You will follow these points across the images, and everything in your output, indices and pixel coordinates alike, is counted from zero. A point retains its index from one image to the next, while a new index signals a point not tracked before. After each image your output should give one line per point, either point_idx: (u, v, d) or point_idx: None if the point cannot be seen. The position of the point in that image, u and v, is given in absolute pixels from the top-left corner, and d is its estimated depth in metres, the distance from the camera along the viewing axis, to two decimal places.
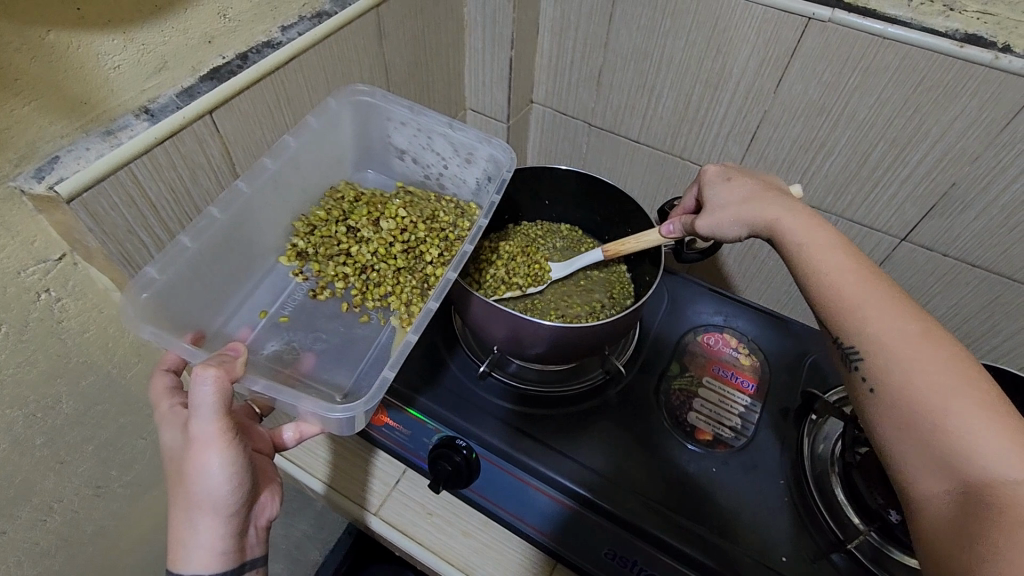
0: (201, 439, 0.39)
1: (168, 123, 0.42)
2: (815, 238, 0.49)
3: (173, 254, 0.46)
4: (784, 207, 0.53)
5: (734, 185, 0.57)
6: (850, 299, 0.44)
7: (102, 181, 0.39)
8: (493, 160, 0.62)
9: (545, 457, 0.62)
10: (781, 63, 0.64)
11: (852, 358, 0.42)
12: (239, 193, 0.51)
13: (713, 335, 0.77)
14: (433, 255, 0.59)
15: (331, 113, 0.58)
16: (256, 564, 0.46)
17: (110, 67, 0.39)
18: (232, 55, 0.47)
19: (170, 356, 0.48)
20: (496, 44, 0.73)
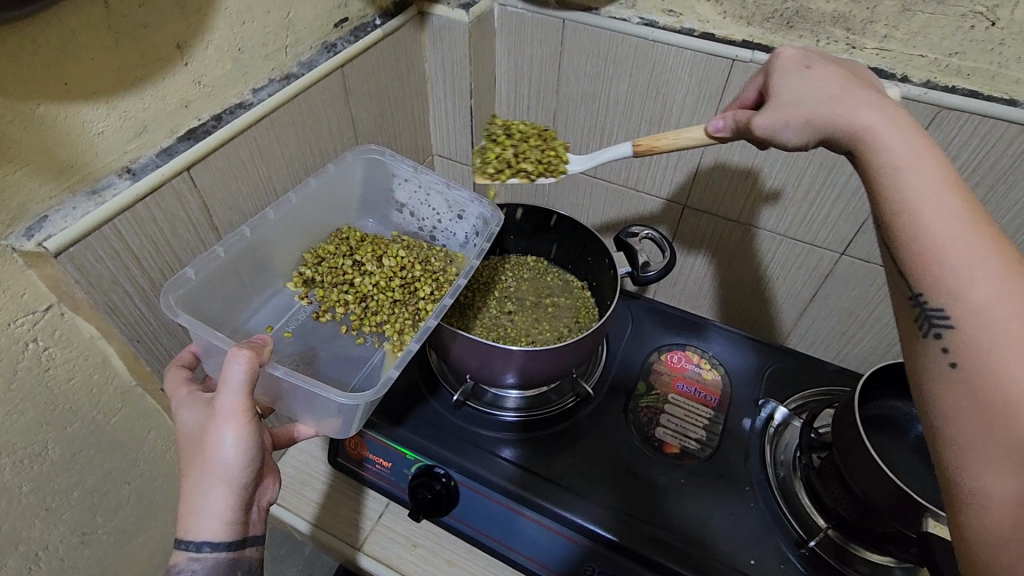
0: (224, 412, 0.44)
1: (149, 181, 0.46)
2: (922, 156, 0.39)
3: (206, 260, 0.53)
4: (881, 109, 0.43)
5: (814, 74, 0.49)
6: (956, 257, 0.34)
7: (87, 236, 0.42)
8: (481, 218, 0.69)
9: (545, 492, 0.64)
10: (714, 100, 0.70)
11: (935, 322, 0.35)
12: (266, 218, 0.59)
13: (676, 352, 0.81)
14: (427, 290, 0.66)
15: (346, 165, 0.68)
16: (256, 541, 0.49)
17: (95, 133, 0.43)
18: (207, 116, 0.51)
19: (184, 352, 0.52)
20: (457, 95, 0.79)
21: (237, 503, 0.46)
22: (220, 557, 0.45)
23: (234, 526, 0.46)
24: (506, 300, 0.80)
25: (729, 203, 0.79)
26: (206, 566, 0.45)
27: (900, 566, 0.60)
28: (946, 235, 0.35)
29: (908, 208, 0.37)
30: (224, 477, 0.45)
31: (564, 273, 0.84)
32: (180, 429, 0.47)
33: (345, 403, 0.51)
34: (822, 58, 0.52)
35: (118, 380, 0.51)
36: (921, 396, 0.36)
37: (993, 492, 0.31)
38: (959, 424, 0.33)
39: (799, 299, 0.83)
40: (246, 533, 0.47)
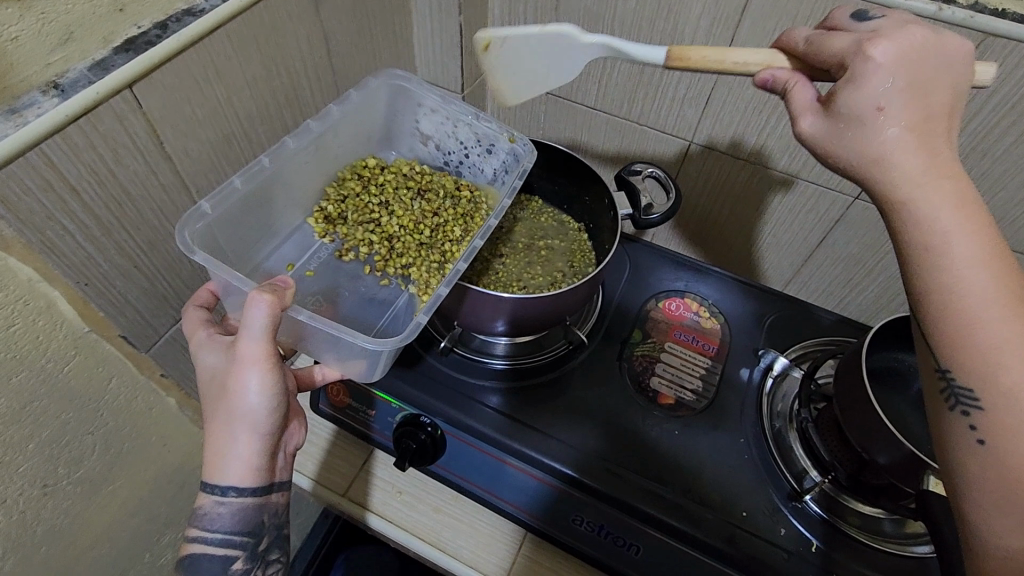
0: (247, 357, 0.42)
1: (82, 99, 0.39)
2: (963, 228, 0.36)
3: (224, 192, 0.52)
4: (953, 199, 0.37)
5: (907, 98, 0.37)
6: (983, 340, 0.35)
7: (5, 165, 0.36)
8: (512, 153, 0.67)
9: (526, 436, 0.62)
10: (732, 21, 0.63)
11: (963, 399, 0.36)
12: (285, 146, 0.58)
13: (674, 300, 0.77)
14: (457, 233, 0.67)
15: (371, 89, 0.66)
16: (283, 486, 0.50)
17: (8, 39, 0.37)
18: (149, 25, 0.44)
19: (202, 293, 0.53)
20: (444, 11, 0.71)
21: (263, 448, 0.46)
22: (245, 501, 0.46)
23: (257, 472, 0.46)
24: (497, 243, 0.75)
25: (737, 140, 0.73)
26: (231, 510, 0.46)
27: (889, 518, 0.60)
28: (981, 331, 0.35)
29: (944, 296, 0.36)
30: (248, 423, 0.44)
31: (560, 214, 0.79)
32: (200, 372, 0.46)
33: (370, 348, 0.49)
34: (920, 45, 0.38)
35: (69, 327, 0.46)
36: (943, 447, 0.39)
37: (1011, 543, 0.35)
38: (984, 484, 0.36)
39: (805, 246, 0.79)
40: (271, 478, 0.48)
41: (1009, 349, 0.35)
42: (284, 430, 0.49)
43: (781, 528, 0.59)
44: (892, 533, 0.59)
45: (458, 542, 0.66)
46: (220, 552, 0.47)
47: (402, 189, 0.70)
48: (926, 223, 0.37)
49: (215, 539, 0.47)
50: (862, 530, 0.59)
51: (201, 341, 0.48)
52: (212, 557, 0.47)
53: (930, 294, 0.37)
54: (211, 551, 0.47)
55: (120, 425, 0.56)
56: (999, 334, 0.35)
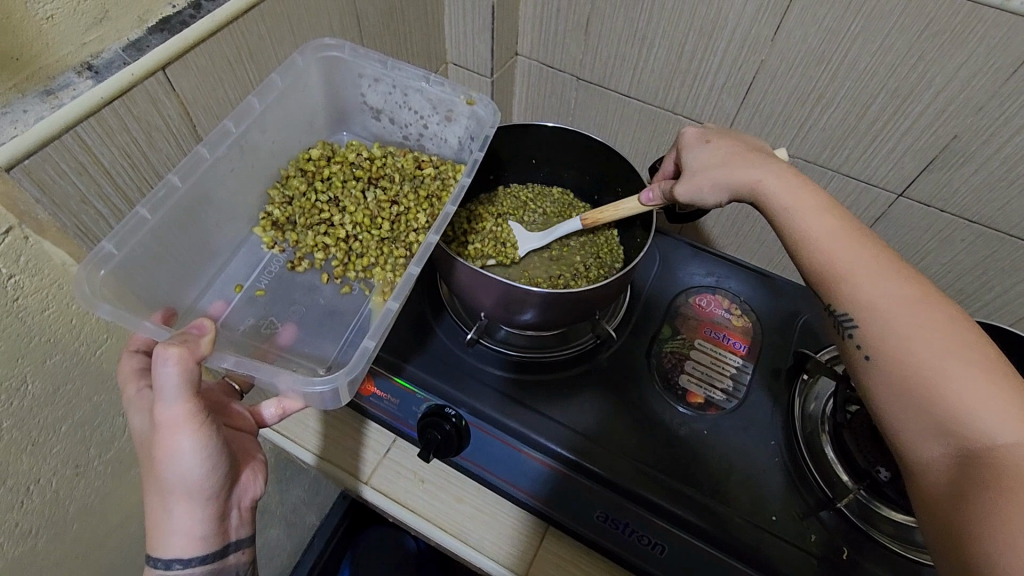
0: (165, 425, 0.40)
1: (117, 81, 0.39)
2: (796, 197, 0.49)
3: (131, 227, 0.44)
4: (772, 169, 0.52)
5: (713, 145, 0.56)
6: (841, 268, 0.44)
7: (44, 148, 0.36)
8: (475, 117, 0.61)
9: (537, 425, 0.61)
10: (780, 8, 0.60)
11: (846, 326, 0.43)
12: (201, 158, 0.48)
13: (705, 296, 0.75)
14: (421, 219, 0.60)
15: (297, 70, 0.55)
16: (241, 544, 0.48)
17: (43, 18, 0.35)
18: (183, 4, 0.43)
19: (138, 336, 0.48)
20: None
21: (205, 514, 0.44)
22: (195, 569, 0.44)
23: (205, 541, 0.45)
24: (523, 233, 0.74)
25: (776, 132, 0.70)
26: None
27: None
28: (824, 250, 0.46)
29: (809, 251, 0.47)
30: (182, 491, 0.42)
31: (590, 207, 0.77)
32: (133, 435, 0.44)
33: (319, 389, 0.44)
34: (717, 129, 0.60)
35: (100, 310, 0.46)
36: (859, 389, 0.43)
37: (925, 454, 0.37)
38: (884, 396, 0.40)
39: None
40: (226, 539, 0.46)
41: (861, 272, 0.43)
42: (235, 487, 0.47)
43: (811, 534, 0.58)
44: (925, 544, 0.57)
45: (479, 533, 0.66)
46: None
47: (351, 184, 0.62)
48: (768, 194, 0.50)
49: None
50: (891, 538, 0.58)
51: (133, 397, 0.45)
52: None
53: (793, 243, 0.48)
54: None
55: None
56: (851, 259, 0.44)
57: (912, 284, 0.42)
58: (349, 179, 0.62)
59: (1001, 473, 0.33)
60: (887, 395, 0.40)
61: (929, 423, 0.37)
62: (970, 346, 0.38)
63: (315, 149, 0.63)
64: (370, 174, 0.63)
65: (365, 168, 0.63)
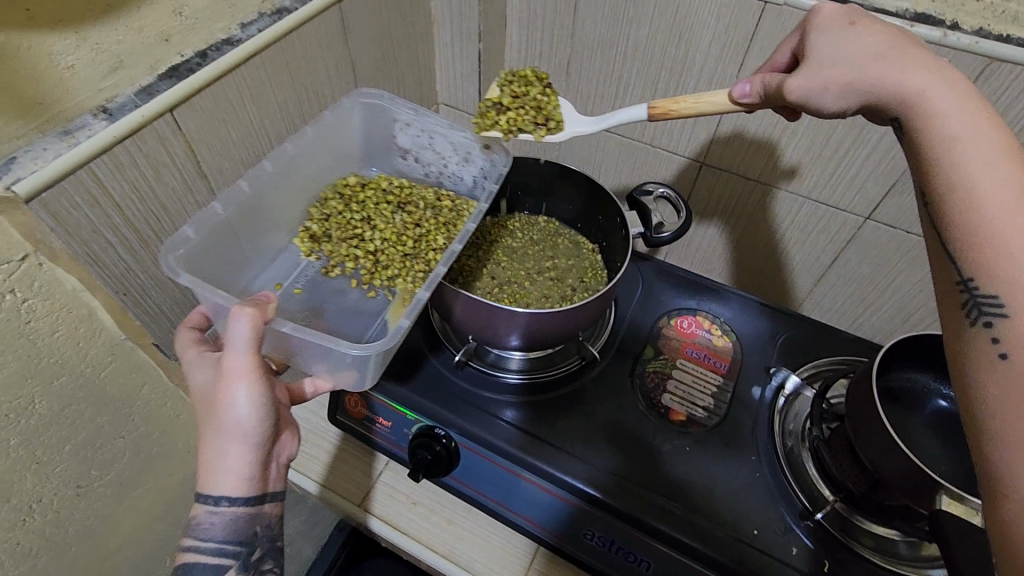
0: (230, 370, 0.42)
1: (129, 122, 0.42)
2: (973, 121, 0.37)
3: (206, 217, 0.52)
4: (927, 74, 0.41)
5: (864, 38, 0.46)
6: (1005, 228, 0.33)
7: (60, 181, 0.39)
8: (488, 160, 0.66)
9: (542, 454, 0.63)
10: (742, 48, 0.65)
11: (983, 306, 0.33)
12: (263, 171, 0.57)
13: (686, 318, 0.78)
14: (440, 241, 0.65)
15: (342, 111, 0.64)
16: (275, 497, 0.48)
17: (65, 67, 0.40)
18: (191, 53, 0.47)
19: (194, 315, 0.52)
20: (464, 38, 0.74)
21: (254, 459, 0.45)
22: (237, 512, 0.45)
23: (251, 482, 0.45)
24: (509, 260, 0.77)
25: (749, 161, 0.74)
26: (224, 519, 0.44)
27: (905, 540, 0.60)
28: (995, 220, 0.33)
29: (960, 194, 0.35)
30: (237, 435, 0.43)
31: (575, 234, 0.81)
32: (192, 388, 0.46)
33: (354, 354, 0.48)
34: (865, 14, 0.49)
35: (105, 334, 0.48)
36: (960, 393, 0.34)
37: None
38: (998, 411, 0.31)
39: (818, 266, 0.80)
40: (264, 488, 0.47)
41: None
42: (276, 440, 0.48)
43: (793, 547, 0.59)
44: (908, 557, 0.59)
45: (471, 555, 0.67)
46: (214, 561, 0.45)
47: (385, 205, 0.68)
48: (935, 116, 0.39)
49: (209, 548, 0.45)
50: (874, 552, 0.59)
51: (193, 360, 0.48)
52: (206, 565, 0.44)
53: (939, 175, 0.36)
54: (205, 560, 0.44)
55: (150, 431, 0.58)
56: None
57: None
58: (384, 200, 0.68)
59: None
60: (1009, 412, 0.30)
61: None
62: None
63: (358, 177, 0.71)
64: (401, 196, 0.69)
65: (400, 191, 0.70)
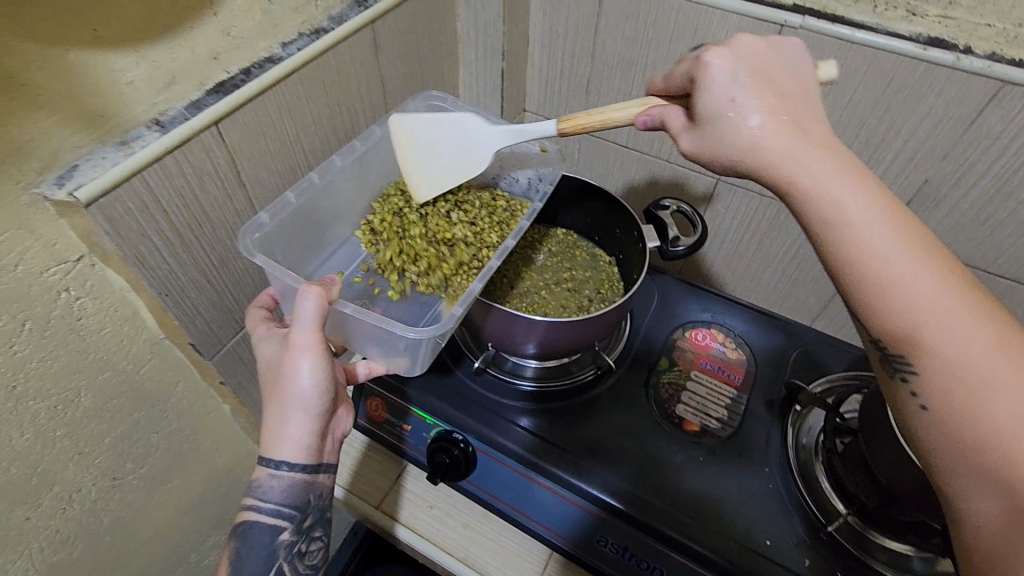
0: (298, 347, 0.48)
1: (179, 133, 0.45)
2: (859, 206, 0.39)
3: (279, 207, 0.57)
4: (813, 156, 0.41)
5: (747, 101, 0.43)
6: (907, 310, 0.36)
7: (114, 188, 0.42)
8: (544, 161, 0.71)
9: (561, 461, 0.64)
10: None
11: (900, 369, 0.38)
12: (334, 165, 0.62)
13: (701, 330, 0.80)
14: (494, 238, 0.66)
15: (408, 112, 0.69)
16: (330, 467, 0.55)
17: (124, 83, 0.43)
18: (235, 70, 0.50)
19: (263, 296, 0.58)
20: (489, 56, 0.77)
21: (313, 428, 0.52)
22: (295, 476, 0.52)
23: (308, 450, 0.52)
24: (527, 270, 0.79)
25: (765, 178, 0.76)
26: (282, 483, 0.52)
27: (920, 555, 0.59)
28: (903, 304, 0.36)
29: (867, 283, 0.38)
30: (301, 406, 0.50)
31: (592, 247, 0.83)
32: (261, 362, 0.53)
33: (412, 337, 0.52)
34: (754, 52, 0.46)
35: (147, 333, 0.51)
36: (904, 430, 0.39)
37: (979, 512, 0.34)
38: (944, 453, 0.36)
39: (832, 282, 0.81)
40: (318, 456, 0.54)
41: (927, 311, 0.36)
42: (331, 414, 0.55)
43: (806, 559, 0.60)
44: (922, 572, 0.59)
45: (486, 559, 0.68)
46: (271, 520, 0.52)
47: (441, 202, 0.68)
48: (807, 196, 0.41)
49: (267, 508, 0.52)
50: (887, 566, 0.59)
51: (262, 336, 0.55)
52: (265, 522, 0.52)
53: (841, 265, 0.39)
54: (262, 519, 0.52)
55: (182, 427, 0.61)
56: (919, 293, 0.36)
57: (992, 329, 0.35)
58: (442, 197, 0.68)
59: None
60: (947, 453, 0.36)
61: (986, 486, 0.33)
62: None
63: None
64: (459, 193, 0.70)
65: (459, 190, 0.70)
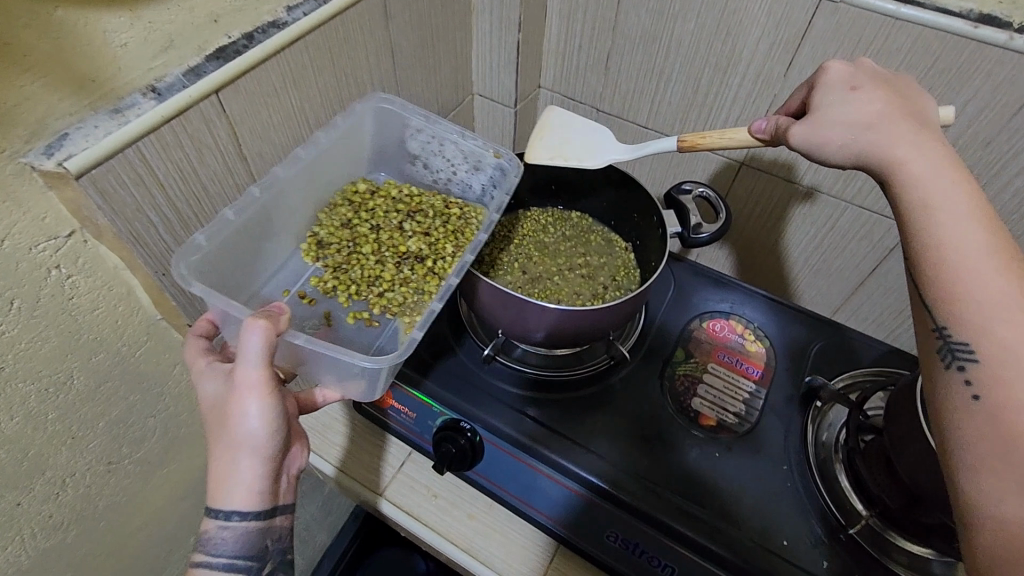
0: (244, 385, 0.41)
1: (175, 102, 0.42)
2: (954, 197, 0.40)
3: (218, 226, 0.51)
4: (926, 151, 0.43)
5: (860, 99, 0.47)
6: (977, 291, 0.36)
7: (109, 159, 0.39)
8: (500, 169, 0.65)
9: (558, 446, 0.62)
10: (792, 45, 0.63)
11: (959, 354, 0.36)
12: (276, 177, 0.56)
13: (719, 321, 0.77)
14: (449, 249, 0.63)
15: (355, 117, 0.63)
16: (286, 510, 0.47)
17: (118, 45, 0.40)
18: (238, 35, 0.47)
19: (202, 321, 0.50)
20: (504, 28, 0.73)
21: (265, 474, 0.44)
22: (249, 525, 0.44)
23: (262, 497, 0.44)
24: (540, 255, 0.76)
25: (792, 164, 0.72)
26: (236, 533, 0.44)
27: (939, 559, 0.57)
28: (972, 286, 0.37)
29: (941, 261, 0.38)
30: (251, 448, 0.42)
31: (608, 232, 0.80)
32: (201, 400, 0.45)
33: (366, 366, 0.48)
34: (874, 71, 0.50)
35: (142, 313, 0.49)
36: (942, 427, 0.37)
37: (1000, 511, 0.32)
38: (978, 447, 0.33)
39: (856, 274, 0.78)
40: (275, 501, 0.46)
41: (997, 301, 0.36)
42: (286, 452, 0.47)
43: (824, 560, 0.58)
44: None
45: (491, 550, 0.67)
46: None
47: (397, 214, 0.67)
48: (914, 185, 0.42)
49: (219, 563, 0.45)
50: (906, 568, 0.57)
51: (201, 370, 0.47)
52: None
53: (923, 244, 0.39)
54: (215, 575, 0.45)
55: (179, 411, 0.59)
56: (990, 283, 0.36)
57: None
58: (398, 209, 0.67)
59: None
60: (990, 447, 0.33)
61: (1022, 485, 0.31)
62: None
63: (365, 184, 0.69)
64: (413, 204, 0.67)
65: (413, 202, 0.68)
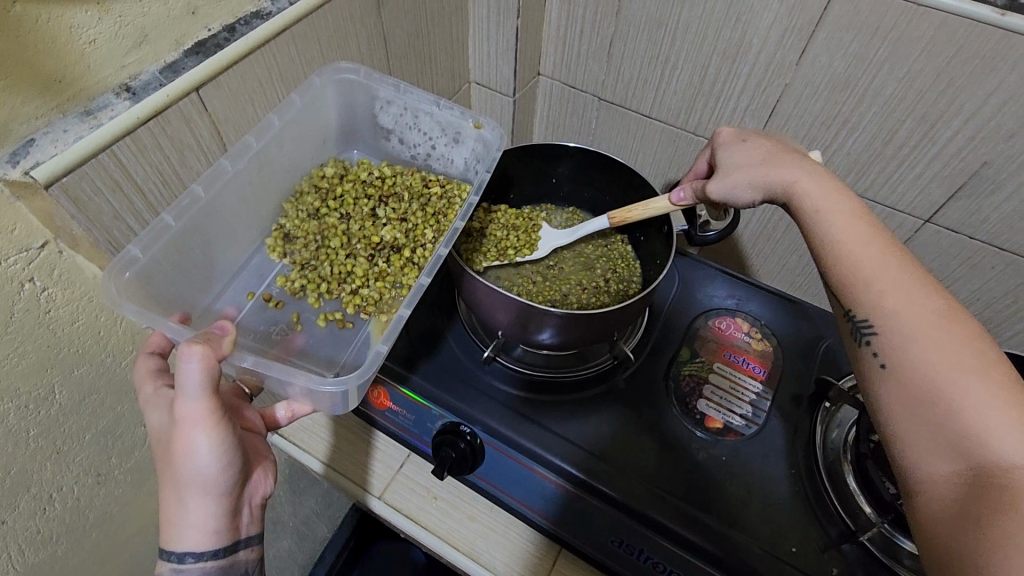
0: (187, 419, 0.38)
1: (153, 102, 0.40)
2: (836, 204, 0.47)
3: (156, 232, 0.44)
4: (807, 170, 0.50)
5: (752, 148, 0.55)
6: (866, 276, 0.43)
7: (81, 165, 0.37)
8: (482, 141, 0.60)
9: (530, 434, 0.61)
10: (805, 32, 0.60)
11: (863, 332, 0.42)
12: (223, 171, 0.48)
13: (725, 319, 0.75)
14: (428, 237, 0.59)
15: (315, 92, 0.55)
16: (251, 542, 0.45)
17: (85, 41, 0.37)
18: (218, 27, 0.45)
19: (154, 338, 0.47)
20: (502, 13, 0.70)
21: (218, 510, 0.42)
22: (206, 565, 0.42)
23: (218, 534, 0.42)
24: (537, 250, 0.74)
25: None
26: None
27: None
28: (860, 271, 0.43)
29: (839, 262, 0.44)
30: (200, 484, 0.40)
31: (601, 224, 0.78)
32: (150, 432, 0.42)
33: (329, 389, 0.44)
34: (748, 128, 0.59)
35: (127, 322, 0.47)
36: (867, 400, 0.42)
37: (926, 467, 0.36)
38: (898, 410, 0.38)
39: None
40: (236, 536, 0.44)
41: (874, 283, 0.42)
42: (247, 482, 0.45)
43: (832, 567, 0.56)
44: None
45: (492, 553, 0.66)
46: None
47: (369, 200, 0.61)
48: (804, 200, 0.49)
49: None
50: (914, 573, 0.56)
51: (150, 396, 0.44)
52: None
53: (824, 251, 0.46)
54: None
55: None
56: (871, 265, 0.43)
57: (941, 298, 0.40)
58: (370, 194, 0.61)
59: (1004, 494, 0.32)
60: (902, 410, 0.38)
61: (940, 442, 0.36)
62: (995, 366, 0.37)
63: (331, 164, 0.62)
64: (386, 188, 0.62)
65: (386, 185, 0.62)
